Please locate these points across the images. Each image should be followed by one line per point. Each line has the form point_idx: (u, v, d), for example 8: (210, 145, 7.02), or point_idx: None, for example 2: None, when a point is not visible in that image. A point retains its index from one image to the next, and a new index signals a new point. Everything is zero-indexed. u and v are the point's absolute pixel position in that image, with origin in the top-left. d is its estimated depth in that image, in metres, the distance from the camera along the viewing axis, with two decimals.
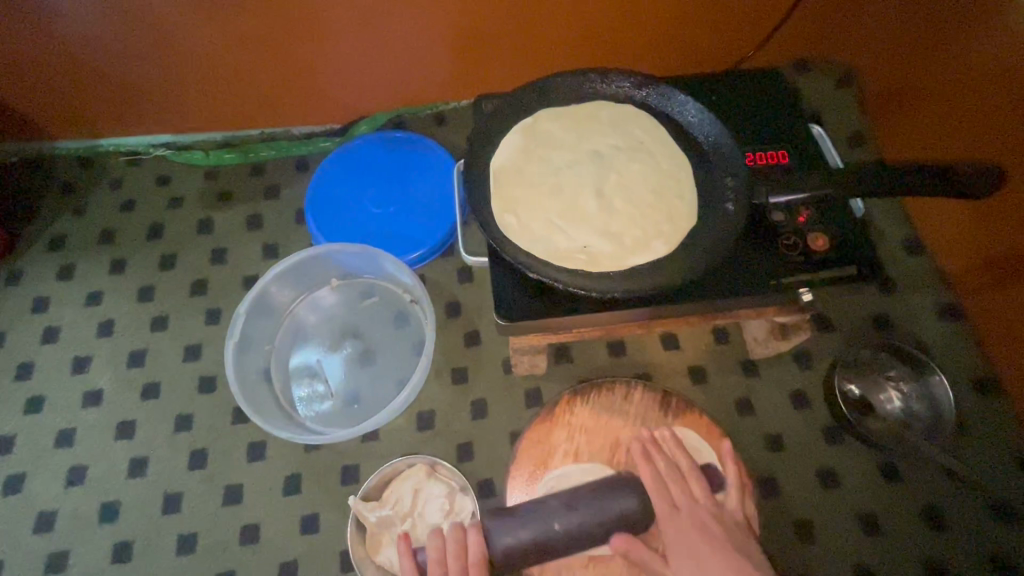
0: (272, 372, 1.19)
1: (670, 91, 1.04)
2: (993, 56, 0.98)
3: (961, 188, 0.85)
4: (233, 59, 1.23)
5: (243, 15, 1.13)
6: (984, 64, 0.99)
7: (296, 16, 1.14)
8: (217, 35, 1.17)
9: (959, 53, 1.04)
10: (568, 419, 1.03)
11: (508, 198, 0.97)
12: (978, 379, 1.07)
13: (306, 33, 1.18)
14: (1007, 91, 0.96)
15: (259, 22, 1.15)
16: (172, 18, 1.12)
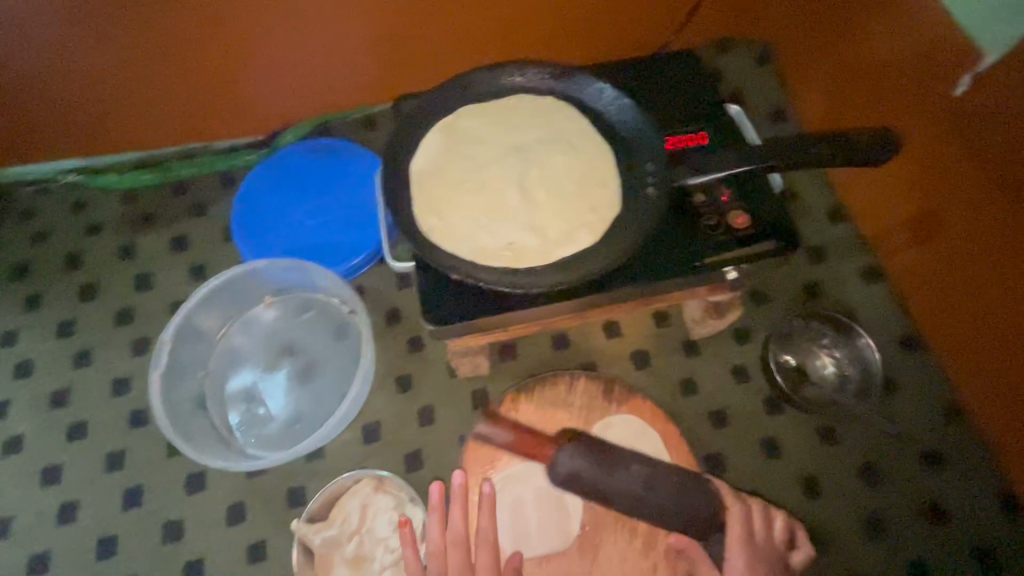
0: (207, 399, 1.14)
1: (588, 79, 1.03)
2: (905, 27, 1.01)
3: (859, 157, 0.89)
4: (138, 73, 1.16)
5: (145, 26, 1.07)
6: (897, 34, 1.03)
7: (203, 24, 1.08)
8: (116, 49, 1.10)
9: (870, 25, 1.07)
10: (514, 417, 1.02)
11: (431, 199, 0.95)
12: (904, 338, 1.11)
13: (216, 40, 1.12)
14: (918, 59, 0.99)
15: (161, 31, 1.08)
16: (62, 33, 1.05)
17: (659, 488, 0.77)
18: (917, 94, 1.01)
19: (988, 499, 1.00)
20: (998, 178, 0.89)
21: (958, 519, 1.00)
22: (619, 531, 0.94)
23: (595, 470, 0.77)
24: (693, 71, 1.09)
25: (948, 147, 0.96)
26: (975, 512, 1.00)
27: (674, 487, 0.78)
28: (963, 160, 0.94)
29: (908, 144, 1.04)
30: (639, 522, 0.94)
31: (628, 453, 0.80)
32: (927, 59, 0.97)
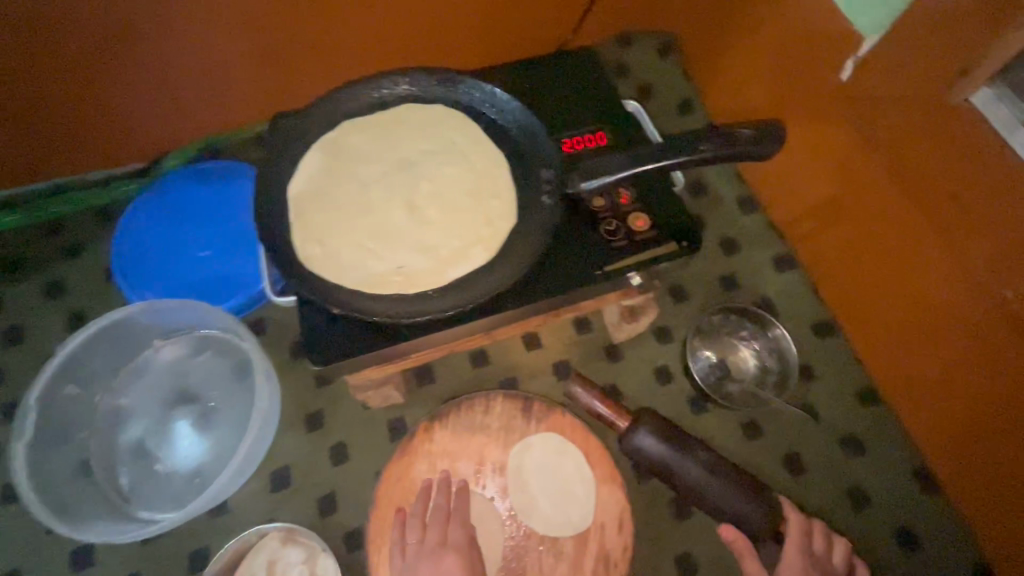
0: (92, 462, 1.02)
1: (477, 83, 0.97)
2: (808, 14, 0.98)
3: (744, 153, 0.85)
4: None
5: None
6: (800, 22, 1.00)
7: (48, 50, 0.93)
8: None
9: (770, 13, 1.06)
10: (428, 448, 0.96)
11: (312, 225, 0.88)
12: (817, 322, 1.12)
13: (70, 65, 0.97)
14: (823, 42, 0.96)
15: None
16: None
17: (721, 480, 0.89)
18: (816, 80, 0.99)
19: (905, 476, 1.02)
20: (896, 156, 0.86)
21: (878, 500, 1.02)
22: (545, 557, 0.90)
23: (668, 451, 0.90)
24: (589, 70, 1.05)
25: (846, 128, 0.94)
26: (894, 491, 1.02)
27: (736, 493, 0.89)
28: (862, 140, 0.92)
29: (810, 130, 1.02)
30: (565, 545, 0.91)
31: (704, 448, 0.92)
32: (825, 44, 0.95)
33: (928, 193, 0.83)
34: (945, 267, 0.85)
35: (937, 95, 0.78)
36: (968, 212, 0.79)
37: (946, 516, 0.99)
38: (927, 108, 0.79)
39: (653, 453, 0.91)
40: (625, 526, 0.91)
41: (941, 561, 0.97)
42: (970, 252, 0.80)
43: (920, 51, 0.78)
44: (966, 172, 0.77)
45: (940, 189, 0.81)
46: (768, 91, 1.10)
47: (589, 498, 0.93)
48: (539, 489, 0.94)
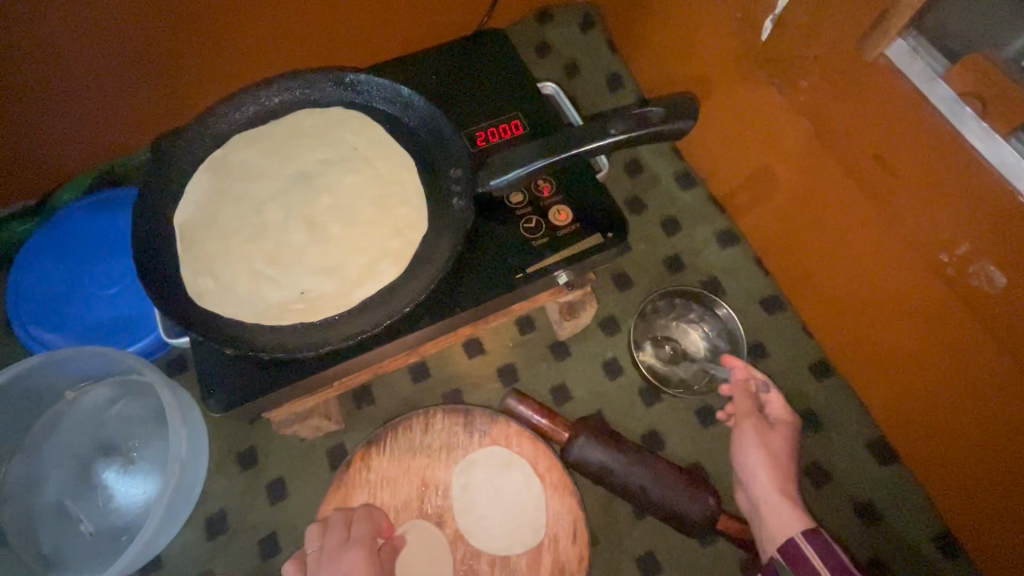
0: (7, 532, 0.94)
1: (375, 80, 0.89)
2: None
3: (658, 136, 0.78)
4: None
5: None
6: None
7: None
8: None
9: None
10: (366, 477, 0.89)
11: (202, 256, 0.80)
12: (765, 297, 1.09)
13: None
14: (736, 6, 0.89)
15: None
16: None
17: (662, 477, 0.91)
18: (735, 44, 0.92)
19: (862, 448, 1.00)
20: (828, 122, 0.80)
21: (837, 474, 0.99)
22: None
23: (607, 454, 0.93)
24: (500, 53, 0.97)
25: (778, 92, 0.86)
26: (852, 464, 0.99)
27: (682, 490, 0.91)
28: (793, 106, 0.85)
29: (740, 96, 0.96)
30: (517, 563, 0.86)
31: (636, 448, 0.95)
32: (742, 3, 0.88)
33: (862, 163, 0.77)
34: (889, 236, 0.79)
35: (856, 58, 0.70)
36: (902, 181, 0.72)
37: (905, 484, 0.97)
38: (847, 71, 0.72)
39: (595, 457, 0.93)
40: (579, 535, 0.86)
41: (902, 529, 0.96)
42: (907, 225, 0.75)
43: (833, 7, 0.70)
44: (894, 141, 0.71)
45: (873, 159, 0.75)
46: (693, 59, 1.04)
47: (537, 511, 0.88)
48: (488, 505, 0.89)
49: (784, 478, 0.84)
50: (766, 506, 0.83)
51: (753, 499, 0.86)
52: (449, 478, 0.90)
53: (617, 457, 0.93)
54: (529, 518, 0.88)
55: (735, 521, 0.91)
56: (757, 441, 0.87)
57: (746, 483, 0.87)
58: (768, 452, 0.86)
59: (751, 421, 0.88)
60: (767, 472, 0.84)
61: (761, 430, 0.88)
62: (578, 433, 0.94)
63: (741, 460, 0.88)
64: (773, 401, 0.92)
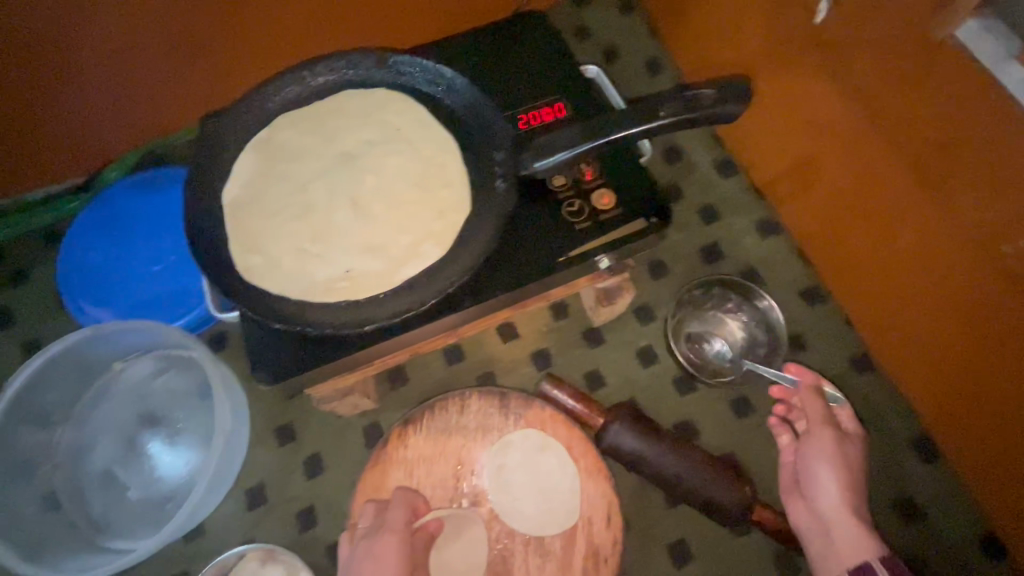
0: (59, 495, 0.98)
1: (418, 61, 0.89)
2: None
3: (704, 121, 0.77)
4: None
5: None
6: None
7: None
8: None
9: None
10: (403, 454, 0.90)
11: (250, 233, 0.82)
12: (805, 288, 1.08)
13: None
14: None
15: None
16: None
17: (698, 468, 0.91)
18: (783, 28, 0.90)
19: (902, 443, 0.99)
20: (883, 109, 0.78)
21: (876, 469, 0.98)
22: (531, 558, 0.87)
23: (640, 442, 0.93)
24: (541, 35, 0.96)
25: (830, 78, 0.84)
26: (891, 459, 0.98)
27: (719, 483, 0.91)
28: (843, 90, 0.83)
29: (785, 83, 0.94)
30: (551, 544, 0.87)
31: (672, 436, 0.95)
32: None
33: (920, 149, 0.75)
34: (939, 228, 0.77)
35: (929, 36, 0.68)
36: (964, 162, 0.70)
37: (946, 482, 0.96)
38: (910, 45, 0.71)
39: (630, 446, 0.93)
40: (613, 518, 0.87)
41: (941, 528, 0.94)
42: (966, 213, 0.73)
43: None
44: (960, 125, 0.69)
45: (933, 145, 0.73)
46: (737, 43, 1.01)
47: (571, 494, 0.89)
48: (523, 487, 0.90)
49: (854, 494, 0.85)
50: (836, 519, 0.83)
51: (819, 512, 0.86)
52: (485, 458, 0.91)
53: (651, 446, 0.93)
54: (564, 500, 0.89)
55: (772, 513, 0.91)
56: (830, 452, 0.87)
57: (813, 496, 0.87)
58: (841, 464, 0.87)
59: (831, 429, 0.89)
60: (840, 486, 0.85)
61: (839, 442, 0.88)
62: (610, 424, 0.94)
63: (809, 472, 0.88)
64: (843, 415, 0.94)
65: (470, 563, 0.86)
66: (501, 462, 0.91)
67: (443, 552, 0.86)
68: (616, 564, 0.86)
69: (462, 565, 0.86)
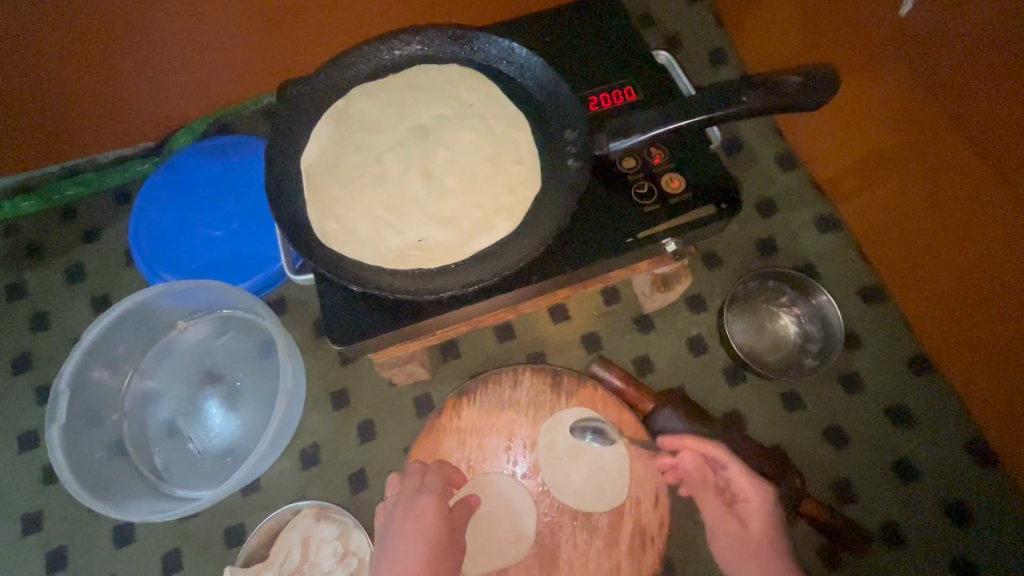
0: (126, 443, 1.03)
1: (494, 39, 0.90)
2: None
3: (784, 106, 0.76)
4: (21, 118, 1.05)
5: (36, 77, 0.97)
6: None
7: (76, 56, 0.96)
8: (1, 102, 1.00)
9: None
10: (457, 425, 0.92)
11: (327, 200, 0.84)
12: (862, 286, 1.07)
13: (93, 69, 0.99)
14: None
15: (37, 77, 0.97)
16: None
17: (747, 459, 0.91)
18: (852, 23, 0.89)
19: (956, 447, 0.97)
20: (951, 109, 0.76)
21: (926, 472, 0.98)
22: (579, 533, 0.88)
23: (688, 427, 0.94)
24: (614, 18, 0.96)
25: (896, 72, 0.83)
26: (940, 462, 0.98)
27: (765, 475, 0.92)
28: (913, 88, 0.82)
29: (853, 79, 0.93)
30: (598, 521, 0.88)
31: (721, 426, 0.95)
32: None
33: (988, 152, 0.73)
34: (1005, 221, 0.75)
35: (989, 32, 0.66)
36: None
37: (998, 489, 0.95)
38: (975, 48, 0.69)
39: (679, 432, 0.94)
40: (660, 500, 0.88)
41: (989, 535, 0.94)
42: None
43: None
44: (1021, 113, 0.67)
45: (993, 135, 0.71)
46: (806, 36, 1.00)
47: (620, 473, 0.90)
48: (571, 464, 0.91)
49: None
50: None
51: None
52: (534, 433, 0.92)
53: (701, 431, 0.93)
54: (612, 479, 0.89)
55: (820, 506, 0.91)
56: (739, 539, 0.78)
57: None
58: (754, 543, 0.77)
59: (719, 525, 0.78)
60: None
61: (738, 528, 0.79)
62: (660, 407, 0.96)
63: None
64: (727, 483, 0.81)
65: (518, 533, 0.88)
66: (547, 438, 0.92)
67: (490, 521, 0.89)
68: (663, 545, 0.86)
69: (511, 535, 0.88)
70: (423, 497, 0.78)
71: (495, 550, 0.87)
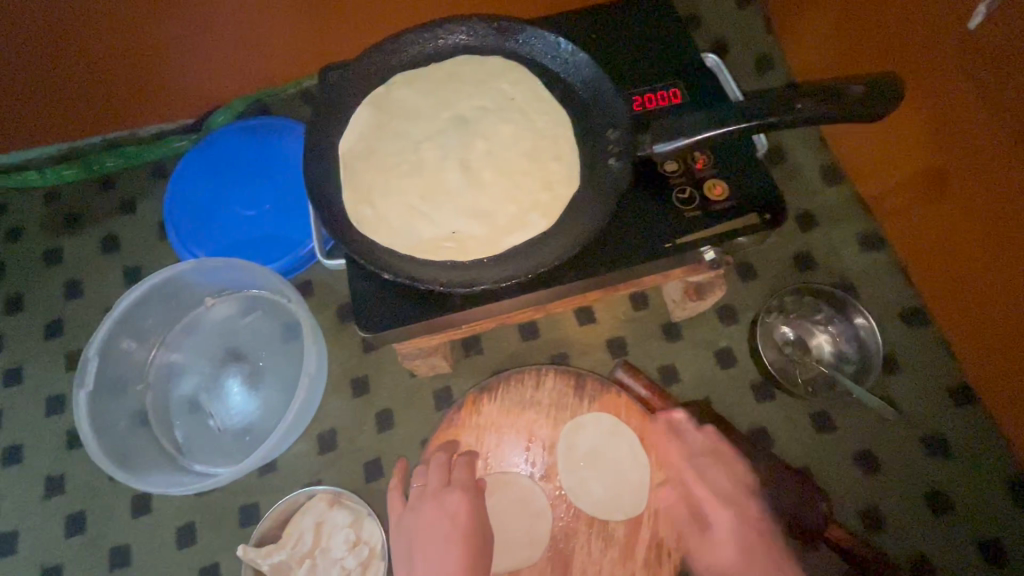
0: (148, 414, 1.04)
1: (539, 33, 0.89)
2: None
3: (843, 117, 0.72)
4: (70, 88, 1.07)
5: (88, 50, 1.00)
6: None
7: (127, 32, 0.98)
8: (52, 71, 1.03)
9: None
10: (476, 422, 0.90)
11: (362, 186, 0.84)
12: (904, 309, 1.03)
13: (142, 45, 1.01)
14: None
15: (89, 51, 1.00)
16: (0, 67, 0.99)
17: None
18: (911, 38, 0.85)
19: (993, 482, 0.94)
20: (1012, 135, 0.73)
21: (961, 506, 0.94)
22: (594, 541, 0.86)
23: (713, 441, 0.91)
24: (664, 16, 0.94)
25: (956, 92, 0.80)
26: (974, 498, 0.93)
27: None
28: (972, 109, 0.78)
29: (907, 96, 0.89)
30: (615, 530, 0.86)
31: (750, 443, 0.92)
32: None
33: None
34: None
35: None
36: None
37: None
38: None
39: (703, 445, 0.91)
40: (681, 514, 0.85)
41: None
42: None
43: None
44: None
45: None
46: (860, 47, 0.97)
47: (639, 483, 0.88)
48: (590, 469, 0.90)
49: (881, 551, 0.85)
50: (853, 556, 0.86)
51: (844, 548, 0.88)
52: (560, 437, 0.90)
53: (726, 446, 0.91)
54: (631, 487, 0.87)
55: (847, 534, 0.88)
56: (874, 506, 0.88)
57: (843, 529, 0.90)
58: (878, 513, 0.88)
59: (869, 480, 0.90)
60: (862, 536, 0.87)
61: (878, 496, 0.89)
62: (684, 418, 0.93)
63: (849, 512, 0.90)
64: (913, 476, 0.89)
65: (532, 538, 0.87)
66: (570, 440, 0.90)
67: (502, 522, 0.88)
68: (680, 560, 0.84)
69: (524, 537, 0.87)
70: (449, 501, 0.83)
71: (505, 552, 0.86)
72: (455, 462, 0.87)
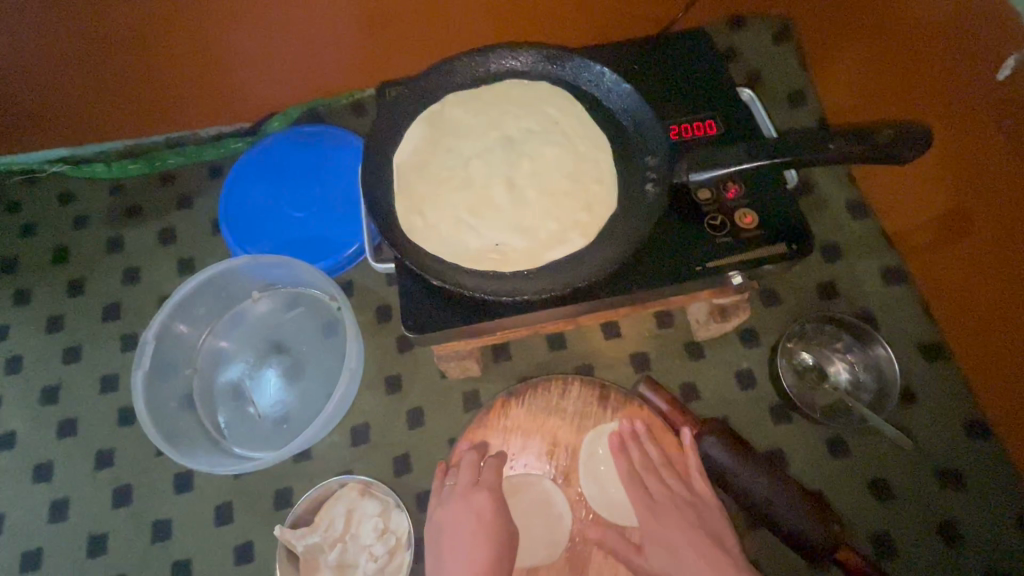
0: (194, 397, 1.11)
1: (585, 63, 0.95)
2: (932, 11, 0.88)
3: (872, 157, 0.77)
4: (143, 90, 1.17)
5: (163, 57, 1.08)
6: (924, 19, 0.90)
7: (201, 44, 1.07)
8: (130, 74, 1.12)
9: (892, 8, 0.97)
10: (504, 424, 0.95)
11: (413, 197, 0.90)
12: (923, 341, 1.06)
13: (211, 55, 1.10)
14: (946, 45, 0.86)
15: (164, 58, 1.09)
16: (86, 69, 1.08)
17: (788, 498, 0.91)
18: (939, 85, 0.90)
19: (1003, 516, 0.96)
20: None
21: (972, 538, 0.96)
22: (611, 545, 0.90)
23: (729, 459, 0.94)
24: (704, 53, 0.99)
25: (984, 138, 0.83)
26: (985, 529, 0.96)
27: (807, 517, 0.90)
28: (997, 156, 0.82)
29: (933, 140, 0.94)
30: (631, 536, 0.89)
31: (764, 462, 0.95)
32: (952, 43, 0.85)
33: None
34: None
35: None
36: None
37: None
38: None
39: (719, 463, 0.94)
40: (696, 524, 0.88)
41: None
42: None
43: None
44: None
45: None
46: (890, 91, 1.01)
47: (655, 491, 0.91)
48: (609, 476, 0.94)
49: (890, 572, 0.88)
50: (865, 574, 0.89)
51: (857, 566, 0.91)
52: (581, 444, 0.95)
53: (742, 463, 0.94)
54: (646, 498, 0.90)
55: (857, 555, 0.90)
56: None
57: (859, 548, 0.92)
58: None
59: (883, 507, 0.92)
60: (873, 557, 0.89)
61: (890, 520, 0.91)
62: (700, 436, 0.96)
63: None
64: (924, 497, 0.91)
65: (552, 540, 0.90)
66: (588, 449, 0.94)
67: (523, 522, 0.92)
68: None
69: (545, 538, 0.91)
70: (475, 497, 0.88)
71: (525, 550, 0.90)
72: (483, 459, 0.92)
